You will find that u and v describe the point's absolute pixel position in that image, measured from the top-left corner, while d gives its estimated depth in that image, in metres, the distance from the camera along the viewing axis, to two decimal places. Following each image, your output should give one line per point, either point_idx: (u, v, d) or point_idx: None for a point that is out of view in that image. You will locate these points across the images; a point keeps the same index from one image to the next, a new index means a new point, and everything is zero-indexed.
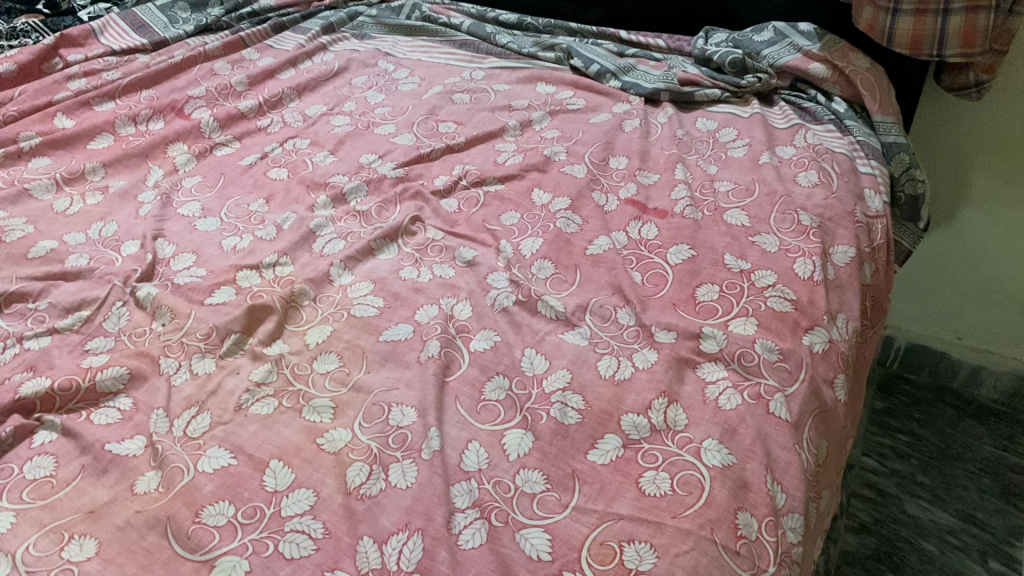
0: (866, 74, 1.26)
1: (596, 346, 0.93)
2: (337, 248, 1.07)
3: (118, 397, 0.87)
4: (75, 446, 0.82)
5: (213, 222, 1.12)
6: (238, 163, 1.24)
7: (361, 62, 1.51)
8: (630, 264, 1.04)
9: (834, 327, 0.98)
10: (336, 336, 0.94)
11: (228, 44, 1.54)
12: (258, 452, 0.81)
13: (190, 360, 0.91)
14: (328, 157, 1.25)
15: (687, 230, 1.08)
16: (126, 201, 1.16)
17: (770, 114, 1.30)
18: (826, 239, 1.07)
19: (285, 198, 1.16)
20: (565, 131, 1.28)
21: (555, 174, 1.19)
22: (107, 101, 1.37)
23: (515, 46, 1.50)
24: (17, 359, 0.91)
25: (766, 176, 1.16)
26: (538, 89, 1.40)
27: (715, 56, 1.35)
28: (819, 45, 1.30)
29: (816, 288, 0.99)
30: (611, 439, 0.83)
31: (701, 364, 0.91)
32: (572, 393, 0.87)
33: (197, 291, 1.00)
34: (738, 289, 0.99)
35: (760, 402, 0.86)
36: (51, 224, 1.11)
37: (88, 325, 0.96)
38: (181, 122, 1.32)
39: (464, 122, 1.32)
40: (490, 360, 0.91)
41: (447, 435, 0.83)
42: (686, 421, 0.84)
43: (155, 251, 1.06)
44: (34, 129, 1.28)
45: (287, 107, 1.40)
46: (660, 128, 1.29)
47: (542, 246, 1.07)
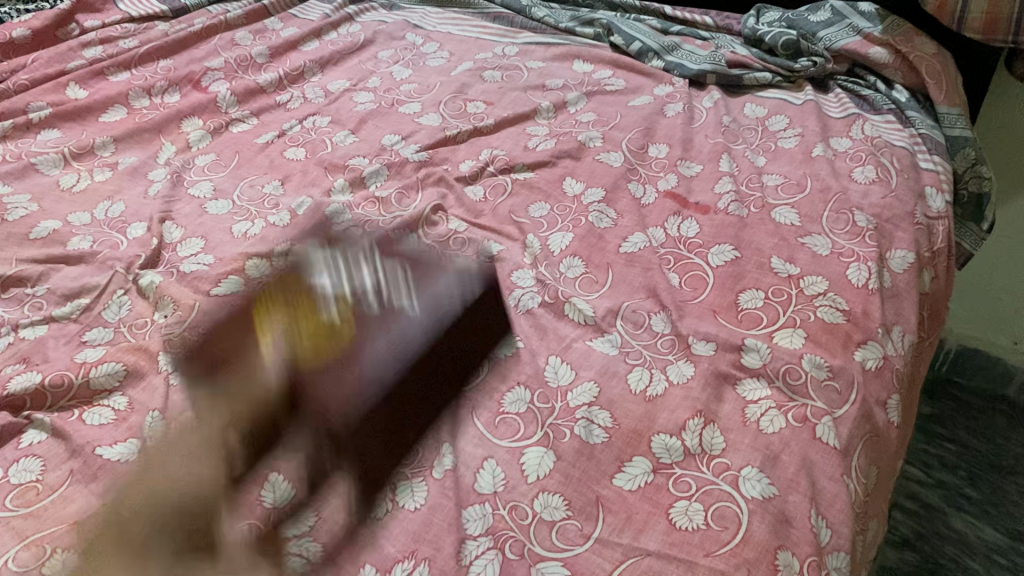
0: (932, 60, 1.16)
1: (627, 356, 0.85)
2: (353, 237, 1.00)
3: (113, 395, 0.82)
4: (65, 449, 0.77)
5: (225, 204, 1.06)
6: (254, 141, 1.18)
7: (389, 35, 1.43)
8: (667, 264, 0.96)
9: (889, 342, 0.89)
10: None
11: (251, 12, 1.47)
12: (257, 463, 0.75)
13: (192, 357, 0.85)
14: (349, 137, 1.18)
15: (731, 228, 0.99)
16: (135, 179, 1.10)
17: (824, 101, 1.20)
18: (883, 242, 0.98)
19: (301, 181, 1.10)
20: (602, 115, 1.20)
21: (589, 162, 1.11)
22: (122, 71, 1.31)
23: (552, 20, 1.40)
24: (11, 350, 0.86)
25: (819, 170, 1.06)
26: (574, 67, 1.31)
27: (767, 36, 1.25)
28: (881, 27, 1.19)
29: (871, 297, 0.91)
30: (640, 462, 0.75)
31: (742, 380, 0.83)
32: (599, 408, 0.80)
33: (203, 281, 0.94)
34: (784, 296, 0.91)
35: (805, 425, 0.78)
36: (56, 203, 1.06)
37: (87, 314, 0.91)
38: (198, 96, 1.26)
39: (494, 102, 1.24)
40: (511, 369, 0.84)
41: (462, 453, 0.77)
42: (724, 444, 0.77)
43: (161, 235, 1.00)
44: (45, 99, 1.23)
45: (309, 80, 1.33)
46: (704, 114, 1.20)
47: (572, 241, 1.00)
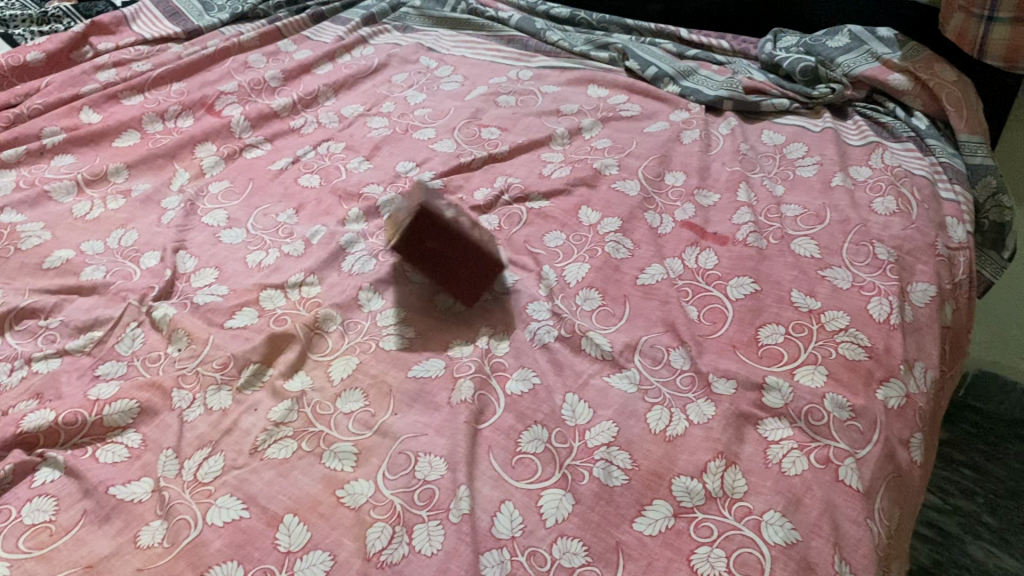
0: (953, 88, 1.14)
1: (646, 394, 0.84)
2: (368, 266, 0.99)
3: (126, 432, 0.81)
4: (78, 488, 0.76)
5: (238, 233, 1.05)
6: (268, 168, 1.17)
7: (402, 58, 1.42)
8: (685, 297, 0.95)
9: (911, 379, 0.88)
10: (361, 370, 0.87)
11: (264, 34, 1.46)
12: (272, 504, 0.74)
13: (205, 393, 0.84)
14: (363, 164, 1.17)
15: (750, 260, 0.98)
16: (148, 207, 1.10)
17: (843, 128, 1.19)
18: (904, 275, 0.96)
19: (315, 209, 1.09)
20: (617, 141, 1.19)
21: (605, 190, 1.10)
22: (135, 94, 1.31)
23: (566, 44, 1.39)
24: (24, 384, 0.86)
25: (838, 201, 1.05)
26: (589, 92, 1.30)
27: (785, 62, 1.24)
28: (900, 54, 1.18)
29: (893, 333, 0.89)
30: (661, 506, 0.74)
31: (763, 419, 0.82)
32: (618, 449, 0.79)
33: (217, 313, 0.93)
34: (805, 332, 0.90)
35: (828, 467, 0.77)
36: (69, 230, 1.06)
37: (101, 347, 0.90)
38: (211, 120, 1.25)
39: (509, 128, 1.23)
40: (528, 406, 0.83)
41: (479, 494, 0.75)
42: (745, 487, 0.76)
43: (175, 265, 1.00)
44: (58, 124, 1.23)
45: (322, 105, 1.32)
46: (721, 141, 1.18)
47: (588, 273, 0.98)
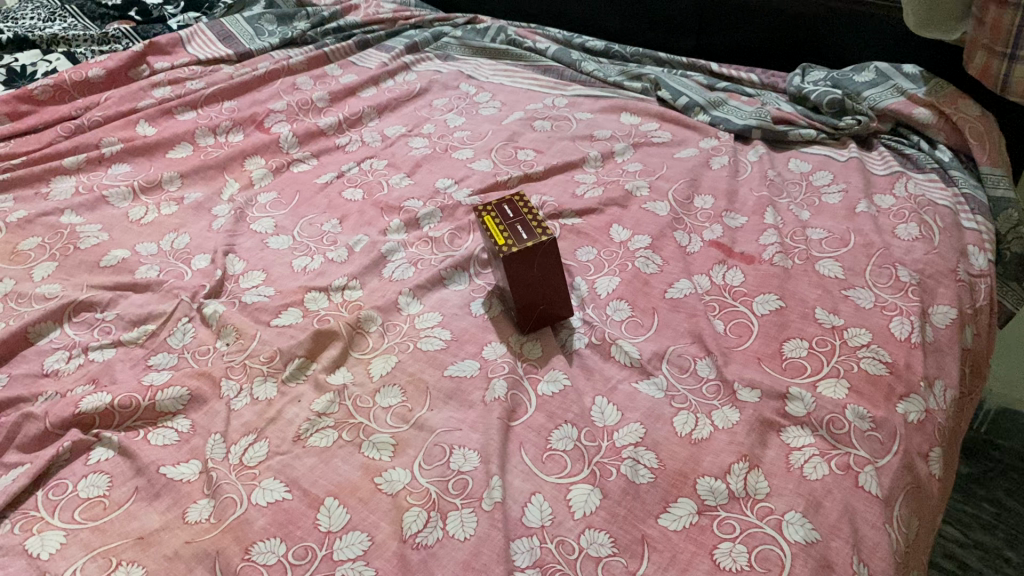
0: (976, 122, 1.17)
1: (673, 399, 0.87)
2: (407, 274, 1.04)
3: (176, 417, 0.86)
4: (130, 467, 0.81)
5: (285, 240, 1.11)
6: (314, 181, 1.23)
7: (443, 84, 1.49)
8: (712, 311, 0.98)
9: (932, 395, 0.90)
10: (400, 368, 0.91)
11: (312, 58, 1.53)
12: (314, 488, 0.78)
13: (252, 384, 0.89)
14: (404, 180, 1.23)
15: (776, 278, 1.01)
16: (200, 214, 1.16)
17: (868, 159, 1.22)
18: (925, 297, 0.99)
19: (358, 220, 1.14)
20: (648, 165, 1.24)
21: (636, 210, 1.14)
22: (189, 111, 1.38)
23: (601, 74, 1.44)
24: (81, 371, 0.91)
25: (862, 226, 1.09)
26: (621, 119, 1.35)
27: (813, 95, 1.29)
28: (925, 89, 1.22)
29: (914, 350, 0.92)
30: (685, 503, 0.77)
31: (786, 427, 0.84)
32: (645, 449, 0.82)
33: (263, 312, 0.98)
34: (828, 347, 0.93)
35: (848, 473, 0.79)
36: (125, 233, 1.12)
37: (153, 339, 0.95)
38: (260, 136, 1.32)
39: (544, 151, 1.29)
40: (558, 407, 0.87)
41: (510, 486, 0.79)
42: (768, 489, 0.78)
43: (225, 267, 1.05)
44: (116, 135, 1.30)
45: (366, 125, 1.38)
46: (750, 167, 1.23)
47: (618, 286, 1.03)
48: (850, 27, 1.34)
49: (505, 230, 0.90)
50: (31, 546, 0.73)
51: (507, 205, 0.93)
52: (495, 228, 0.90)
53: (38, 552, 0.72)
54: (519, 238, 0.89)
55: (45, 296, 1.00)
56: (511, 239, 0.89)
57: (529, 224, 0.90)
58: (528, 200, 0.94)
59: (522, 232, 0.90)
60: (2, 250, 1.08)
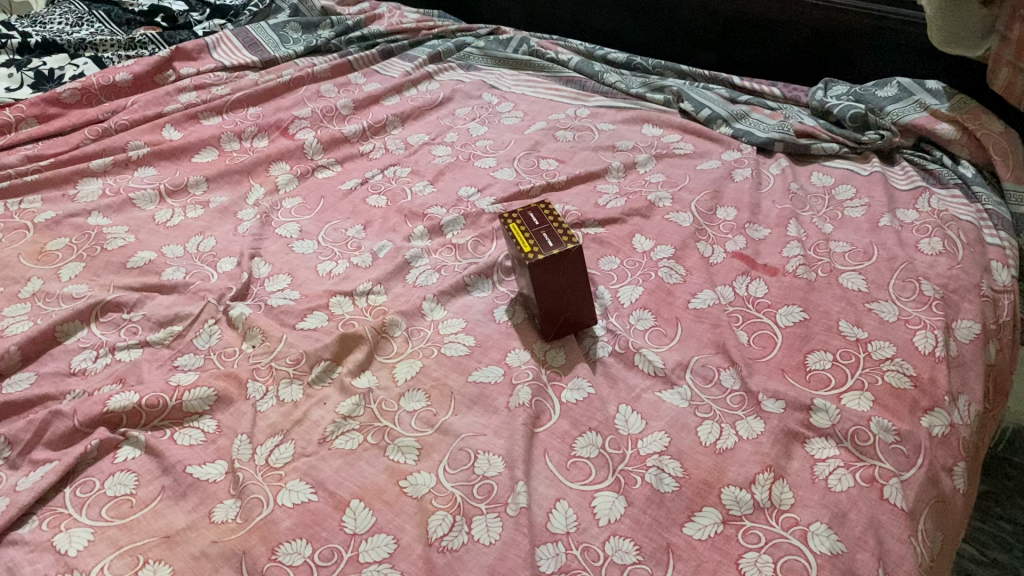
0: (1000, 138, 1.17)
1: (697, 409, 0.87)
2: (431, 280, 1.04)
3: (202, 418, 0.86)
4: (157, 465, 0.81)
5: (310, 244, 1.11)
6: (338, 187, 1.24)
7: (466, 93, 1.50)
8: (735, 322, 0.99)
9: (956, 410, 0.89)
10: (424, 373, 0.91)
11: (336, 66, 1.54)
12: (339, 490, 0.78)
13: (278, 386, 0.89)
14: (427, 188, 1.23)
15: (799, 290, 1.02)
16: (225, 217, 1.17)
17: (891, 174, 1.22)
18: (949, 312, 0.99)
19: (382, 226, 1.15)
20: (671, 177, 1.24)
21: (658, 221, 1.15)
22: (214, 116, 1.39)
23: (623, 86, 1.45)
24: (108, 370, 0.92)
25: (885, 240, 1.09)
26: (643, 131, 1.36)
27: (836, 109, 1.29)
28: (948, 105, 1.22)
29: (938, 364, 0.91)
30: (710, 512, 0.77)
31: (810, 439, 0.84)
32: (669, 458, 0.82)
33: (289, 315, 0.98)
34: (852, 359, 0.93)
35: (873, 486, 0.79)
36: (151, 235, 1.13)
37: (179, 340, 0.96)
38: (285, 142, 1.33)
39: (566, 160, 1.29)
40: (582, 414, 0.87)
41: (535, 492, 0.79)
42: (792, 500, 0.78)
43: (251, 270, 1.06)
44: (142, 139, 1.31)
45: (389, 133, 1.39)
46: (772, 180, 1.23)
47: (641, 295, 1.03)
48: (872, 43, 1.34)
49: (531, 237, 0.90)
50: (59, 543, 0.73)
51: (533, 213, 0.93)
52: (521, 235, 0.91)
53: (66, 548, 0.73)
54: (545, 246, 0.89)
55: (73, 295, 1.01)
56: (538, 246, 0.89)
57: (555, 232, 0.91)
58: (554, 208, 0.94)
59: (548, 240, 0.90)
60: (30, 249, 1.09)
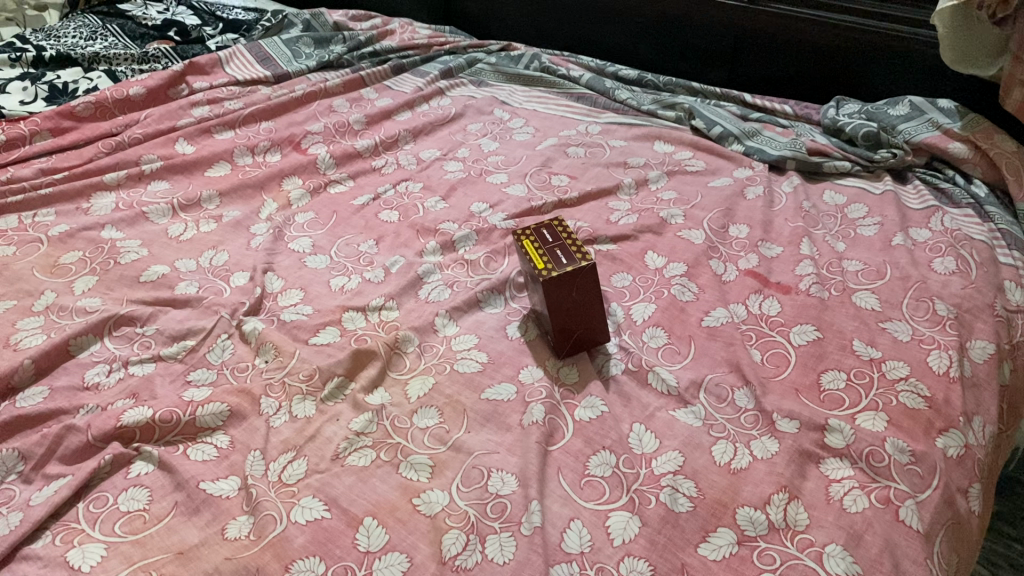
0: (1013, 158, 1.17)
1: (711, 428, 0.87)
2: (443, 296, 1.04)
3: (215, 433, 0.86)
4: (170, 481, 0.81)
5: (323, 259, 1.12)
6: (351, 203, 1.24)
7: (478, 109, 1.50)
8: (749, 340, 0.98)
9: (971, 431, 0.89)
10: (437, 389, 0.91)
11: (348, 81, 1.55)
12: (352, 507, 0.78)
13: (291, 402, 0.89)
14: (440, 203, 1.24)
15: (813, 308, 1.01)
16: (238, 232, 1.17)
17: (903, 193, 1.22)
18: (963, 332, 0.98)
19: (394, 242, 1.15)
20: (682, 194, 1.24)
21: (670, 238, 1.15)
22: (227, 130, 1.40)
23: (634, 102, 1.46)
24: (121, 385, 0.92)
25: (899, 259, 1.09)
26: (655, 147, 1.36)
27: (848, 127, 1.30)
28: (960, 124, 1.22)
29: (952, 385, 0.91)
30: (724, 533, 0.77)
31: (825, 459, 0.84)
32: (683, 478, 0.82)
33: (302, 330, 0.98)
34: (866, 379, 0.92)
35: (889, 507, 0.79)
36: (164, 249, 1.13)
37: (193, 355, 0.96)
38: (298, 156, 1.33)
39: (578, 177, 1.29)
40: (596, 432, 0.87)
41: (549, 511, 0.78)
42: (808, 521, 0.78)
43: (264, 284, 1.06)
44: (156, 153, 1.31)
45: (401, 148, 1.39)
46: (784, 198, 1.23)
47: (654, 312, 1.03)
48: (883, 61, 1.35)
49: (544, 254, 0.90)
50: (72, 558, 0.73)
51: (546, 229, 0.93)
52: (535, 252, 0.91)
53: (80, 564, 0.73)
54: (558, 263, 0.89)
55: (86, 309, 1.01)
56: (551, 263, 0.89)
57: (569, 248, 0.91)
58: (567, 224, 0.94)
59: (561, 257, 0.90)
60: (44, 262, 1.10)
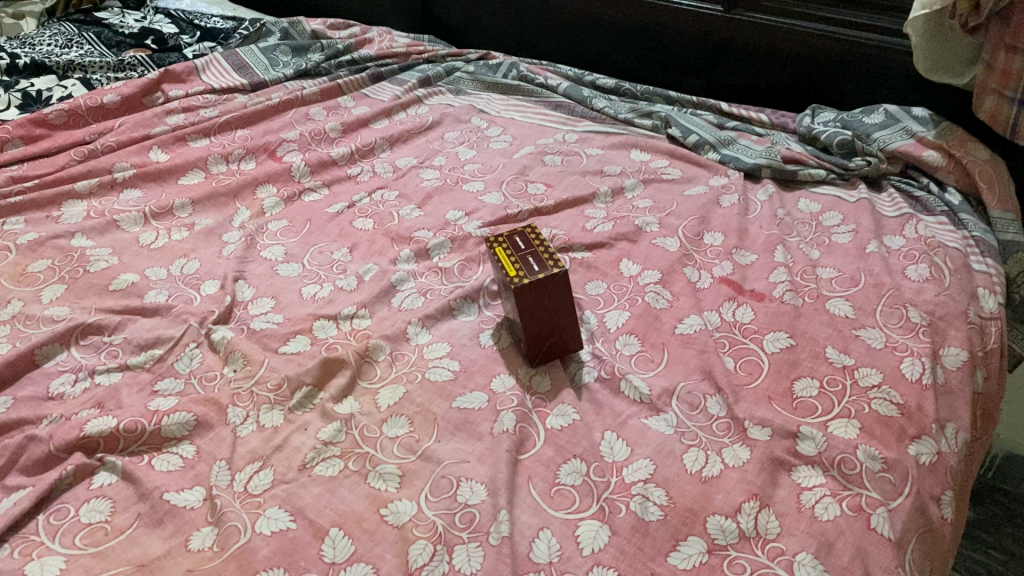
0: (985, 165, 1.17)
1: (683, 436, 0.87)
2: (416, 304, 1.04)
3: (181, 443, 0.85)
4: (134, 492, 0.80)
5: (295, 267, 1.11)
6: (325, 211, 1.23)
7: (455, 117, 1.50)
8: (722, 348, 0.98)
9: (943, 438, 0.88)
10: (407, 398, 0.90)
11: (326, 89, 1.54)
12: (319, 517, 0.77)
13: (258, 411, 0.88)
14: (415, 211, 1.23)
15: (786, 316, 1.01)
16: (210, 240, 1.16)
17: (878, 200, 1.23)
18: (936, 339, 0.98)
19: (368, 250, 1.14)
20: (658, 202, 1.24)
21: (645, 246, 1.15)
22: (202, 138, 1.39)
23: (611, 111, 1.45)
24: (87, 394, 0.90)
25: (873, 266, 1.08)
26: (632, 155, 1.36)
27: (823, 135, 1.30)
28: (935, 132, 1.22)
29: (925, 392, 0.90)
30: (695, 542, 0.76)
31: (797, 467, 0.83)
32: (654, 486, 0.81)
33: (272, 339, 0.97)
34: (839, 387, 0.92)
35: (860, 515, 0.78)
36: (135, 257, 1.12)
37: (160, 364, 0.95)
38: (273, 165, 1.33)
39: (554, 185, 1.29)
40: (567, 440, 0.86)
41: (518, 520, 0.77)
42: (779, 529, 0.77)
43: (234, 293, 1.05)
44: (129, 161, 1.31)
45: (378, 156, 1.39)
46: (760, 207, 1.23)
47: (628, 320, 1.02)
48: (859, 69, 1.35)
49: (517, 261, 0.90)
50: (30, 571, 0.72)
51: (518, 237, 0.92)
52: (507, 260, 0.90)
53: None
54: (530, 270, 0.88)
55: (53, 318, 1.00)
56: (523, 271, 0.88)
57: (540, 256, 0.90)
58: (539, 232, 0.94)
59: (533, 264, 0.89)
60: (11, 271, 1.08)
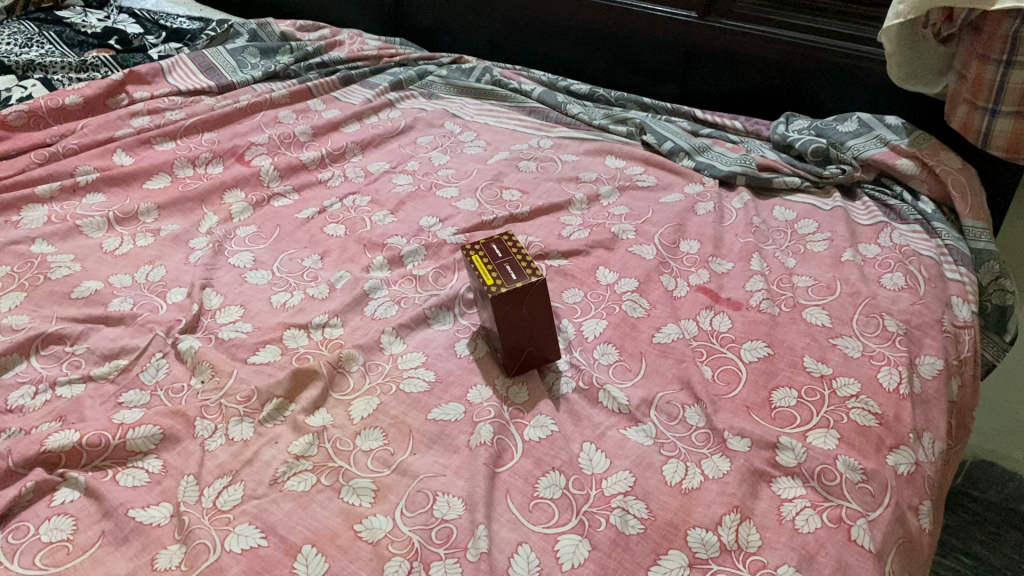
0: (958, 174, 1.18)
1: (662, 447, 0.85)
2: (390, 312, 1.01)
3: (147, 457, 0.82)
4: (97, 509, 0.77)
5: (264, 275, 1.08)
6: (295, 216, 1.21)
7: (428, 122, 1.48)
8: (700, 357, 0.97)
9: (920, 447, 0.88)
10: (381, 410, 0.88)
11: (295, 92, 1.52)
12: (291, 534, 0.75)
13: (227, 424, 0.86)
14: (388, 217, 1.21)
15: (764, 325, 1.00)
16: (177, 246, 1.13)
17: (852, 209, 1.23)
18: (912, 348, 0.98)
19: (340, 257, 1.12)
20: (634, 209, 1.23)
21: (622, 254, 1.14)
22: (168, 141, 1.36)
23: (585, 117, 1.45)
24: (47, 407, 0.87)
25: (848, 275, 1.08)
26: (606, 162, 1.35)
27: (797, 143, 1.30)
28: (908, 140, 1.23)
29: (903, 402, 0.90)
30: (676, 556, 0.75)
31: (777, 478, 0.83)
32: (634, 499, 0.80)
33: (241, 349, 0.95)
34: (817, 397, 0.91)
35: (840, 526, 0.77)
36: (98, 264, 1.09)
37: (125, 375, 0.92)
38: (241, 169, 1.30)
39: (529, 192, 1.28)
40: (545, 453, 0.84)
41: (496, 536, 0.76)
42: (760, 542, 0.76)
43: (202, 301, 1.02)
44: (92, 164, 1.27)
45: (349, 161, 1.37)
46: (735, 214, 1.22)
47: (605, 329, 1.01)
48: (832, 78, 1.35)
49: (494, 270, 0.88)
50: None
51: (495, 244, 0.90)
52: (484, 268, 0.88)
53: None
54: (508, 279, 0.86)
55: (12, 327, 0.96)
56: (500, 279, 0.86)
57: (518, 263, 0.88)
58: (516, 238, 0.92)
59: (510, 272, 0.87)
60: None
